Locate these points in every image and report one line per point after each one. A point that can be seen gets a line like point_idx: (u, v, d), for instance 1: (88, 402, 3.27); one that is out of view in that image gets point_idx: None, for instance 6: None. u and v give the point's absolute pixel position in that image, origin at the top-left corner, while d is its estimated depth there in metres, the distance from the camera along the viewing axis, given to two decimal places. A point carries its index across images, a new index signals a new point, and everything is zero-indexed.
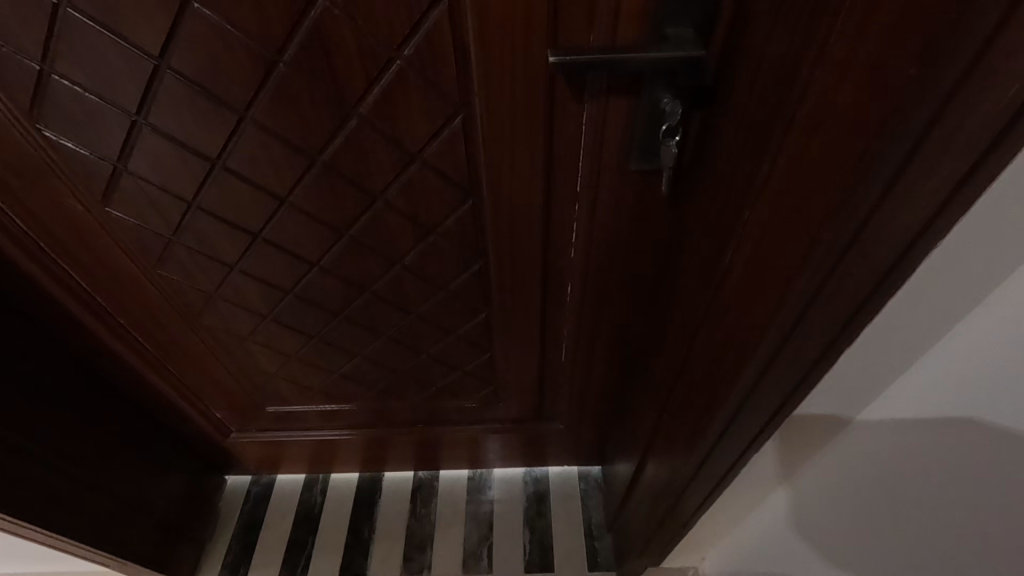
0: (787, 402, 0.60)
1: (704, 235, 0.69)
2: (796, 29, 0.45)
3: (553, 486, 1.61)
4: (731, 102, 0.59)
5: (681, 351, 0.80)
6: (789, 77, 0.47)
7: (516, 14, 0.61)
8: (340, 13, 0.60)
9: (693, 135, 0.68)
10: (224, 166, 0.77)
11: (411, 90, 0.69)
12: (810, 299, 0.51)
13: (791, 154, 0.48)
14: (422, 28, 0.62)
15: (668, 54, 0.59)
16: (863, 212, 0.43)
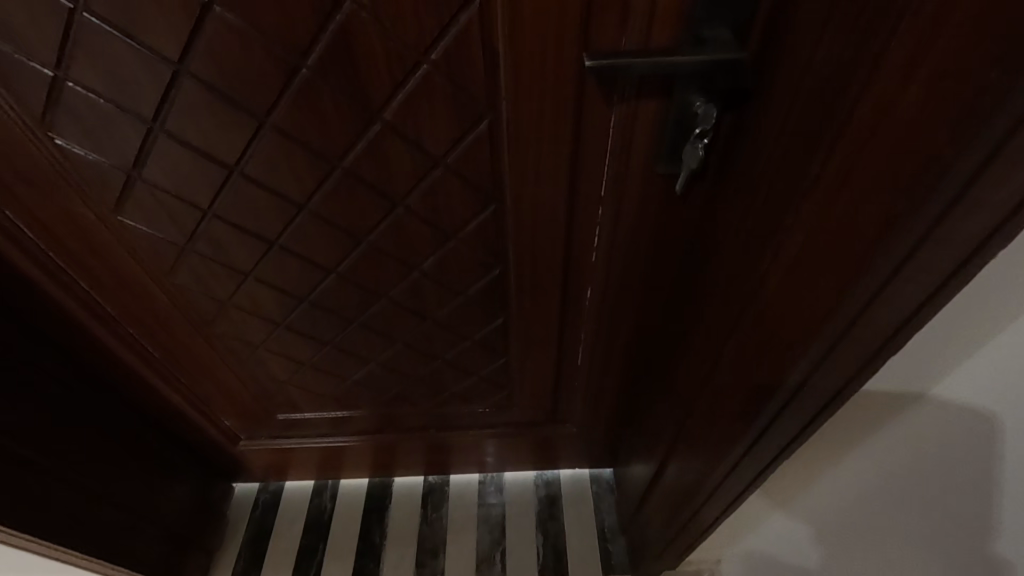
0: (821, 410, 0.60)
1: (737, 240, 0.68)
2: (854, 29, 0.44)
3: (564, 488, 1.60)
4: (768, 104, 0.57)
5: (708, 356, 0.80)
6: (845, 78, 0.46)
7: (549, 16, 0.59)
8: (367, 16, 0.59)
9: (725, 137, 0.66)
10: (241, 173, 0.75)
11: (437, 94, 0.67)
12: (862, 310, 0.49)
13: (846, 157, 0.47)
14: (451, 30, 0.60)
15: (707, 59, 0.57)
16: (926, 223, 0.42)
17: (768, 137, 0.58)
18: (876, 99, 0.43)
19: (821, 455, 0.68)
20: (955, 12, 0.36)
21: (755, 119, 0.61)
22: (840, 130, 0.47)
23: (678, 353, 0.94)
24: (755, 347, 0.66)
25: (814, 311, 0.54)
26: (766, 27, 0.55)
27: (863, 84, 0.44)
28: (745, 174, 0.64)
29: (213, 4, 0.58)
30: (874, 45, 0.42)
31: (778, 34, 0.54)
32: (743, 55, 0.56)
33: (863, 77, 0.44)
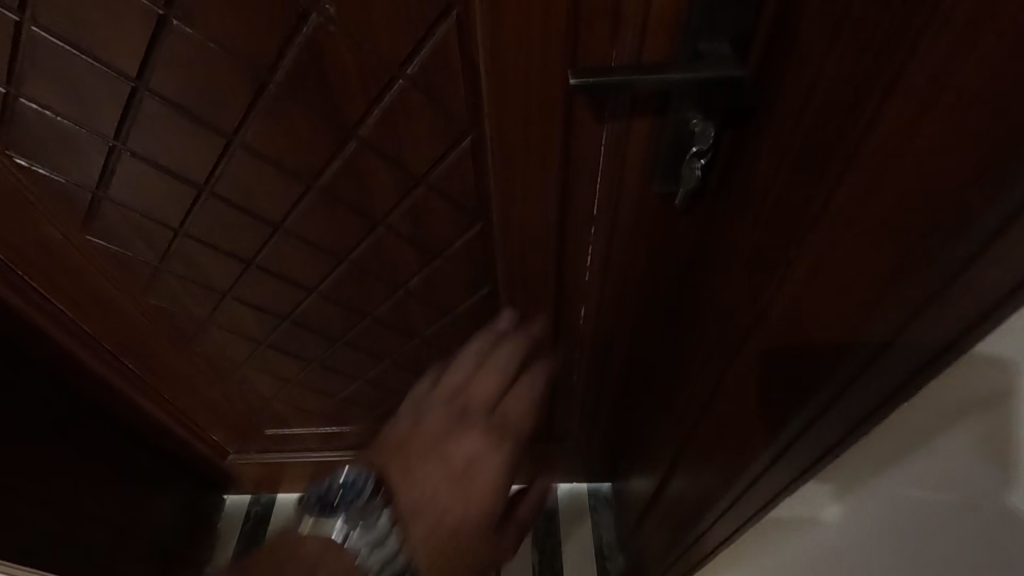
0: (832, 447, 0.53)
1: (737, 265, 0.63)
2: (861, 49, 0.39)
3: (561, 503, 1.57)
4: (772, 122, 0.53)
5: (711, 382, 0.75)
6: (854, 101, 0.41)
7: (533, 28, 0.54)
8: (336, 29, 0.54)
9: (725, 157, 0.61)
10: (212, 192, 0.71)
11: (416, 111, 0.63)
12: (874, 356, 0.44)
13: (861, 187, 0.42)
14: (428, 43, 0.56)
15: (703, 74, 0.51)
16: (950, 269, 0.37)
17: (771, 159, 0.54)
18: (893, 126, 0.38)
19: (830, 491, 0.61)
20: (980, 36, 0.31)
21: (757, 138, 0.56)
22: (851, 156, 0.42)
23: (675, 378, 0.89)
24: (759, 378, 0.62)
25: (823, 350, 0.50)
26: (767, 40, 0.50)
27: (875, 109, 0.39)
28: (748, 194, 0.59)
29: (171, 17, 0.54)
30: (886, 66, 0.38)
31: (779, 48, 0.49)
32: (743, 71, 0.50)
33: (876, 101, 0.39)
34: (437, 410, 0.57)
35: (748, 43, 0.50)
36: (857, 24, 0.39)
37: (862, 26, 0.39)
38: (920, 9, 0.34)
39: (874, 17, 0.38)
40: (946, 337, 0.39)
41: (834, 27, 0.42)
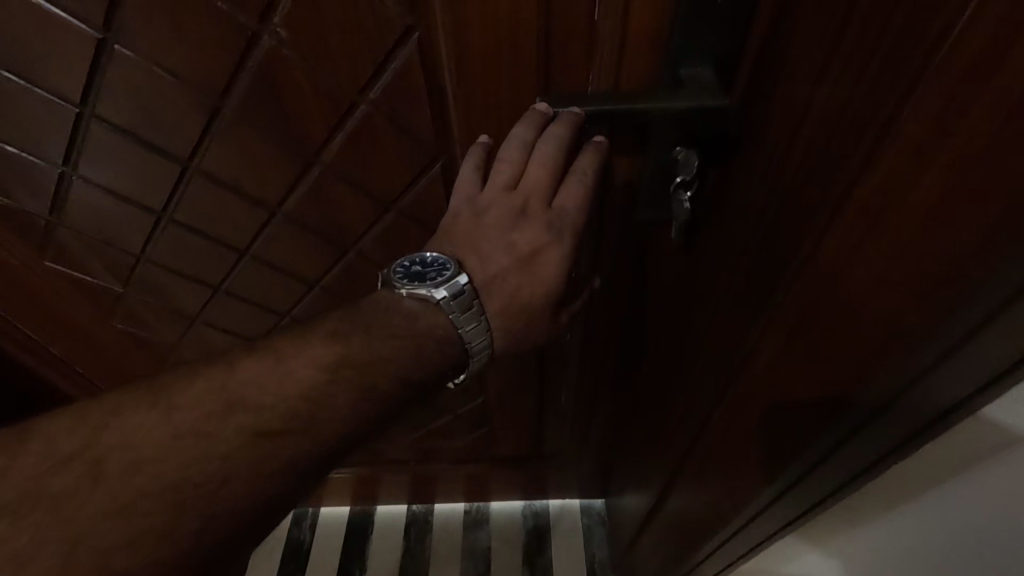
0: (833, 495, 0.48)
1: (720, 314, 0.58)
2: (846, 94, 0.35)
3: (553, 520, 1.53)
4: (751, 158, 0.48)
5: (697, 423, 0.71)
6: (839, 153, 0.36)
7: (501, 50, 0.51)
8: (289, 52, 0.51)
9: (710, 190, 0.56)
10: (172, 218, 0.68)
11: (381, 136, 0.59)
12: (866, 421, 0.40)
13: (840, 246, 0.37)
14: (389, 67, 0.52)
15: (684, 106, 0.47)
16: (949, 341, 0.32)
17: (753, 205, 0.48)
18: (875, 184, 0.33)
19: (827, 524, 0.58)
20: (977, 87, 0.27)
21: (740, 180, 0.50)
22: (833, 215, 0.38)
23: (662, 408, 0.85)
24: (744, 426, 0.58)
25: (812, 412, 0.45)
26: (749, 72, 0.46)
27: (857, 164, 0.35)
28: (733, 239, 0.53)
29: (110, 41, 0.50)
30: (871, 116, 0.33)
31: (762, 87, 0.44)
32: (728, 100, 0.47)
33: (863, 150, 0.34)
34: (498, 201, 0.55)
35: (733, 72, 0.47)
36: (844, 65, 0.35)
37: (850, 69, 0.35)
38: (911, 54, 0.30)
39: (861, 59, 0.34)
40: (955, 398, 0.34)
41: (820, 66, 0.37)
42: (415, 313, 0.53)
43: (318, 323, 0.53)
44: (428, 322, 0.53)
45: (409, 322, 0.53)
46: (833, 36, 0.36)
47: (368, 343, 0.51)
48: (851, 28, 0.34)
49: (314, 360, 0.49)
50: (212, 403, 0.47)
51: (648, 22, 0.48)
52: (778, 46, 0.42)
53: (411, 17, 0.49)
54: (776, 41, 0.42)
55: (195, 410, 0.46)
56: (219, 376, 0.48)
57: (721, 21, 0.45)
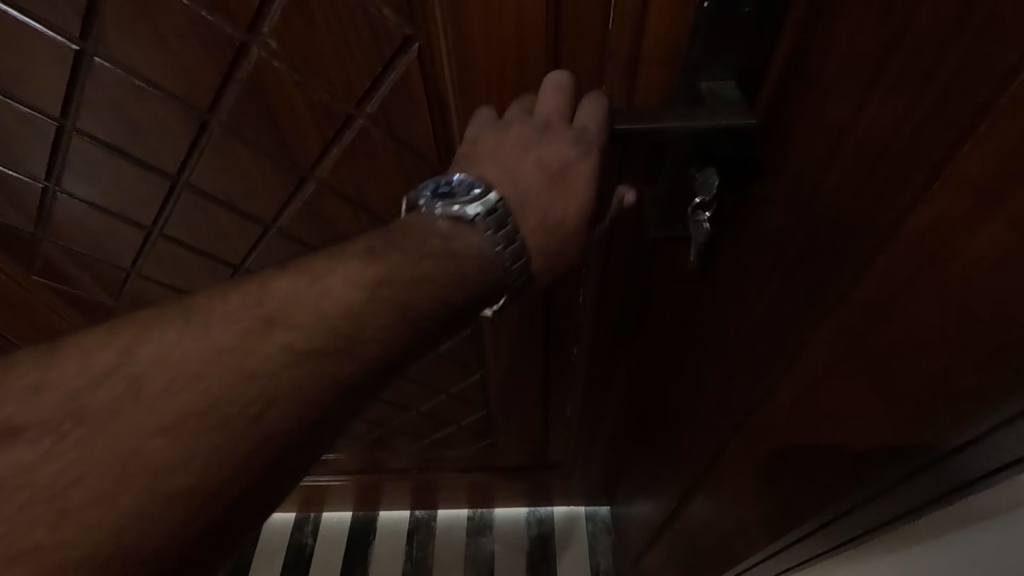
0: (856, 540, 0.47)
1: (737, 343, 0.55)
2: (890, 126, 0.32)
3: (558, 528, 1.51)
4: (770, 182, 0.45)
5: (710, 451, 0.68)
6: (883, 190, 0.33)
7: (506, 61, 0.47)
8: (280, 65, 0.47)
9: (726, 213, 0.52)
10: (162, 233, 0.65)
11: (378, 150, 0.56)
12: (898, 481, 0.38)
13: (882, 290, 0.34)
14: (387, 80, 0.49)
15: (709, 126, 0.43)
16: (997, 417, 0.29)
17: (775, 234, 0.45)
18: (923, 226, 0.31)
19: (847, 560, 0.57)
20: None
21: (758, 207, 0.47)
22: (873, 256, 0.35)
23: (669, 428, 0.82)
24: (761, 462, 0.55)
25: (838, 463, 0.42)
26: (773, 91, 0.42)
27: (906, 203, 0.32)
28: (750, 267, 0.50)
29: (91, 54, 0.47)
30: (923, 153, 0.30)
31: (788, 108, 0.41)
32: (753, 119, 0.44)
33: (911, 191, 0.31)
34: None
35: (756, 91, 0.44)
36: (886, 95, 0.32)
37: (894, 99, 0.31)
38: (976, 88, 0.27)
39: (908, 88, 0.30)
40: (987, 470, 0.33)
41: (857, 91, 0.34)
42: (447, 235, 0.41)
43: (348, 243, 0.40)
44: (462, 247, 0.41)
45: (438, 245, 0.41)
46: (874, 60, 0.32)
47: (400, 263, 0.39)
48: (897, 53, 0.31)
49: (341, 286, 0.37)
50: (244, 323, 0.36)
51: (665, 34, 0.45)
52: (804, 66, 0.39)
53: (409, 27, 0.45)
54: (804, 60, 0.39)
55: (214, 334, 0.35)
56: (247, 294, 0.37)
57: (746, 36, 0.41)
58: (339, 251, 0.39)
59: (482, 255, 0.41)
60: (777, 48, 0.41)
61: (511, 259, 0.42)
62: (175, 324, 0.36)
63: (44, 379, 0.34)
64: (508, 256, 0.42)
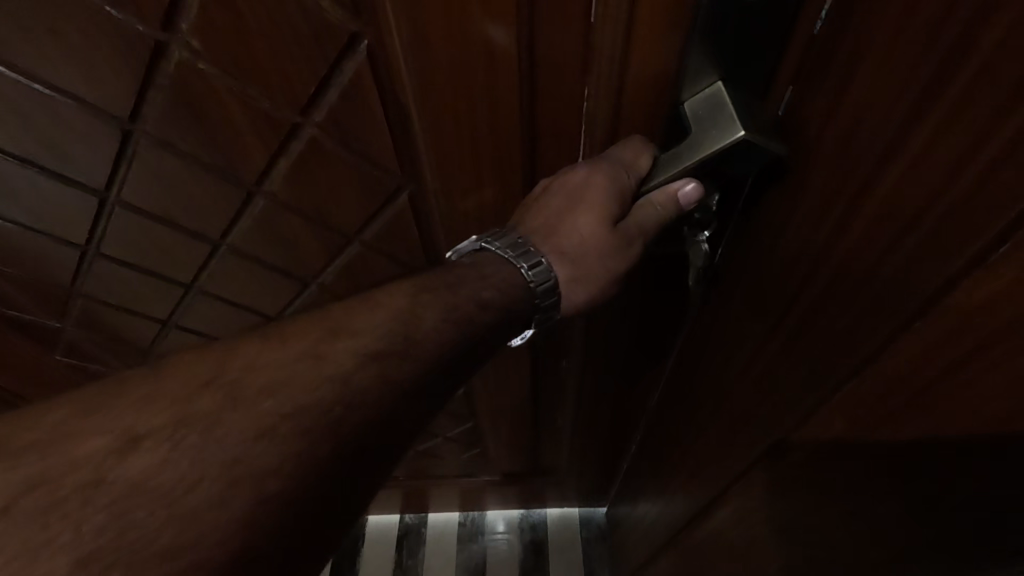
0: None
1: (741, 381, 0.49)
2: (943, 166, 0.26)
3: (551, 533, 1.47)
4: (786, 202, 0.38)
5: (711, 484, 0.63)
6: (930, 244, 0.27)
7: (472, 59, 0.40)
8: (207, 66, 0.40)
9: (728, 229, 0.47)
10: (100, 252, 0.59)
11: (333, 160, 0.49)
12: None
13: (922, 361, 0.29)
14: (335, 83, 0.42)
15: (708, 155, 0.38)
16: None
17: (798, 265, 0.38)
18: (982, 296, 0.25)
19: None
20: None
21: (774, 231, 0.40)
22: (916, 319, 0.29)
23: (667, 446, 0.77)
24: (771, 512, 0.49)
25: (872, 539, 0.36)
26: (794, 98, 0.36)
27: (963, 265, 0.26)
28: (755, 304, 0.44)
29: None
30: (990, 207, 0.24)
31: (809, 125, 0.34)
32: (739, 130, 0.35)
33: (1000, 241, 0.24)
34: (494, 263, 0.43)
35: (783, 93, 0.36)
36: (937, 127, 0.25)
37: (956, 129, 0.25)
38: None
39: (979, 106, 0.23)
40: None
41: (899, 117, 0.27)
42: (479, 266, 0.42)
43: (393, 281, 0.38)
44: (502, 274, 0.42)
45: (476, 274, 0.41)
46: (919, 70, 0.26)
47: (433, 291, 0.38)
48: (961, 69, 0.24)
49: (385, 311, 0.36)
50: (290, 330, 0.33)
51: None
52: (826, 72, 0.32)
53: (355, 22, 0.38)
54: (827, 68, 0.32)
55: (253, 354, 0.33)
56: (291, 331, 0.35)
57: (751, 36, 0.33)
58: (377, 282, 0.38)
59: (516, 284, 0.43)
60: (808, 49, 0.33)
61: (541, 293, 0.44)
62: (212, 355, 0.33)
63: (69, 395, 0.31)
64: (538, 289, 0.44)
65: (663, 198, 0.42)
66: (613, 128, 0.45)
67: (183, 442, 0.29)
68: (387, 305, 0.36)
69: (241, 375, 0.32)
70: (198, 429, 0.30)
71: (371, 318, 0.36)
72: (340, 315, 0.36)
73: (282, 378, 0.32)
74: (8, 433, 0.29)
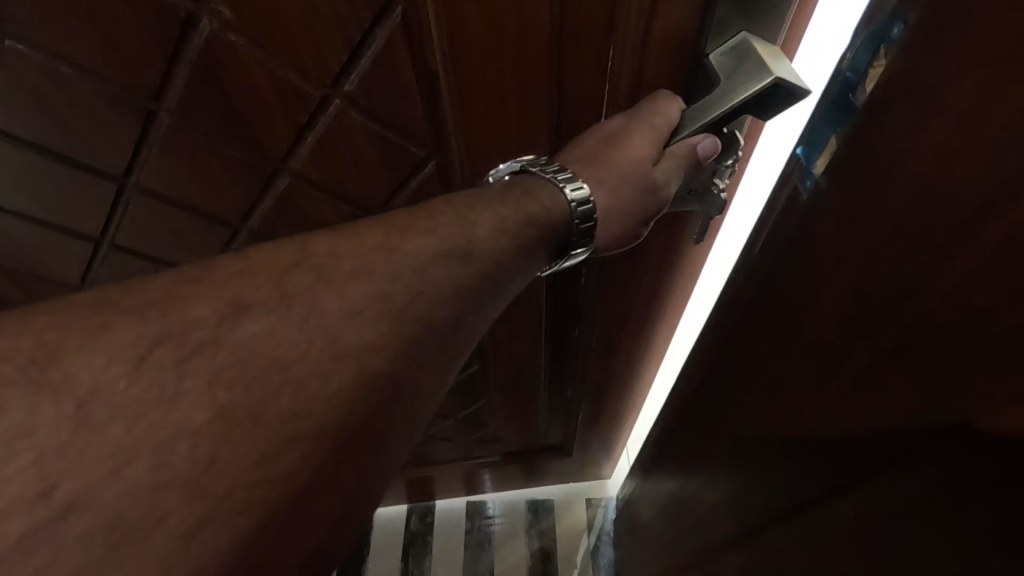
0: None
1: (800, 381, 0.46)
2: None
3: (560, 543, 1.49)
4: (884, 169, 0.35)
5: (740, 488, 0.60)
6: None
7: (505, 18, 0.41)
8: (238, 38, 0.40)
9: (775, 214, 0.48)
10: (114, 243, 0.58)
11: (359, 134, 0.49)
12: None
13: None
14: (367, 52, 0.42)
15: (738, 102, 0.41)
16: None
17: (909, 249, 0.34)
18: None
19: None
20: None
21: (870, 209, 0.37)
22: None
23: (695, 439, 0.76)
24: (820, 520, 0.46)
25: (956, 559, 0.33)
26: (866, 102, 0.36)
27: None
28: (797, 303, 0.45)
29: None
30: None
31: (884, 145, 0.35)
32: (773, 76, 0.39)
33: None
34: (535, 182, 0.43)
35: (843, 85, 0.38)
36: None
37: None
38: None
39: None
40: None
41: None
42: (524, 184, 0.43)
43: (442, 206, 0.39)
44: (542, 197, 0.42)
45: (517, 205, 0.41)
46: None
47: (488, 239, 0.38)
48: None
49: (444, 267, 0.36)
50: (355, 283, 0.34)
51: None
52: None
53: None
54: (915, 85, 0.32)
55: (323, 307, 0.32)
56: (352, 263, 0.34)
57: None
58: (431, 227, 0.37)
59: (556, 209, 0.42)
60: (884, 56, 0.35)
61: (580, 216, 0.43)
62: (279, 288, 0.32)
63: (126, 326, 0.29)
64: (578, 211, 0.43)
65: (684, 148, 0.46)
66: (635, 81, 0.46)
67: (265, 379, 0.30)
68: (442, 257, 0.37)
69: (319, 324, 0.32)
70: (279, 365, 0.30)
71: (430, 269, 0.36)
72: (398, 259, 0.35)
73: (355, 323, 0.32)
74: (75, 363, 0.27)
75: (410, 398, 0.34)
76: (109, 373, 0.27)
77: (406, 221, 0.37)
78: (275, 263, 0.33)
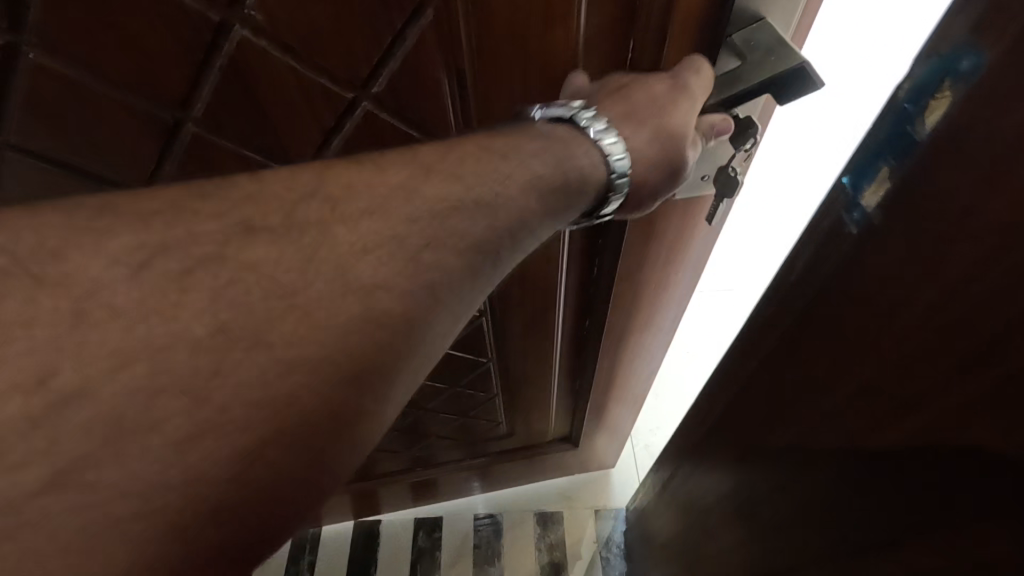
0: None
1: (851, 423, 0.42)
2: None
3: (569, 552, 1.46)
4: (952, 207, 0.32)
5: (773, 529, 0.56)
6: None
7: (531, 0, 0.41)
8: (269, 44, 0.39)
9: (817, 243, 0.44)
10: None
11: (384, 129, 0.49)
12: None
13: None
14: (398, 52, 0.42)
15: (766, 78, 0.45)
16: None
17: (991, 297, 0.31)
18: None
19: None
20: None
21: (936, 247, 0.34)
22: None
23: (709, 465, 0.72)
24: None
25: None
26: (928, 136, 0.33)
27: None
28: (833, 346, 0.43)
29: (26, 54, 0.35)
30: None
31: (951, 186, 0.32)
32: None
33: None
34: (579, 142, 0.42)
35: (898, 115, 0.35)
36: None
37: None
38: None
39: None
40: None
41: None
42: (564, 142, 0.41)
43: (470, 142, 0.36)
44: (583, 162, 0.41)
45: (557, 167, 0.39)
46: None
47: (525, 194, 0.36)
48: None
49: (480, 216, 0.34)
50: (390, 229, 0.31)
51: None
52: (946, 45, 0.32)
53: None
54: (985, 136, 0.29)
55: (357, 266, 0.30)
56: (378, 215, 0.31)
57: None
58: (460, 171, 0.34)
59: (597, 175, 0.42)
60: (950, 89, 0.32)
61: (617, 187, 0.44)
62: (302, 238, 0.29)
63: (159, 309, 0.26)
64: (616, 181, 0.44)
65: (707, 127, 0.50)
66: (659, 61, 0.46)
67: (306, 351, 0.28)
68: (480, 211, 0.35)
69: (358, 292, 0.30)
70: (318, 333, 0.29)
71: (454, 225, 0.33)
72: (429, 205, 0.32)
73: (374, 288, 0.30)
74: (101, 358, 0.25)
75: (423, 360, 0.34)
76: (112, 308, 0.25)
77: (440, 155, 0.34)
78: (284, 197, 0.29)
